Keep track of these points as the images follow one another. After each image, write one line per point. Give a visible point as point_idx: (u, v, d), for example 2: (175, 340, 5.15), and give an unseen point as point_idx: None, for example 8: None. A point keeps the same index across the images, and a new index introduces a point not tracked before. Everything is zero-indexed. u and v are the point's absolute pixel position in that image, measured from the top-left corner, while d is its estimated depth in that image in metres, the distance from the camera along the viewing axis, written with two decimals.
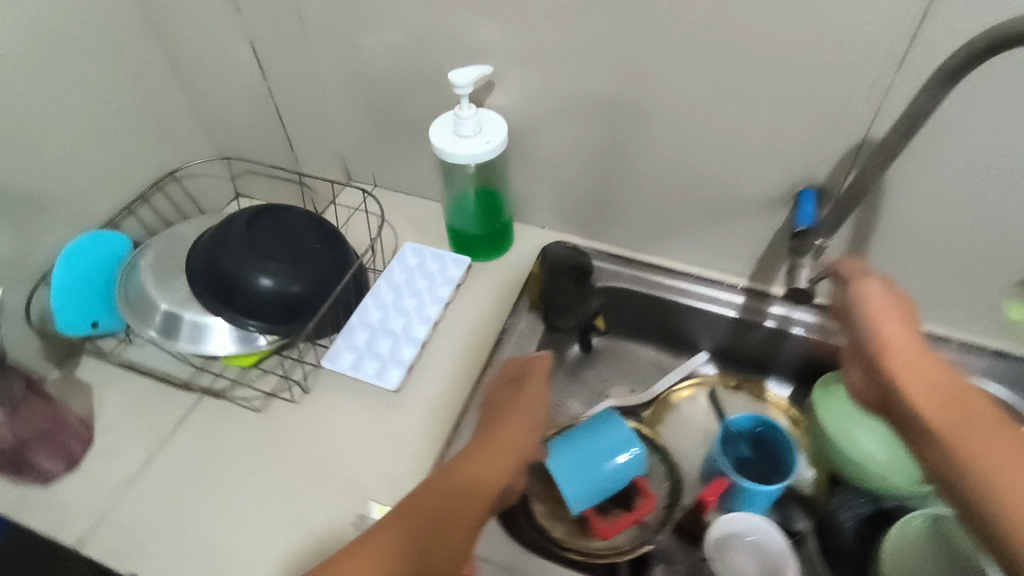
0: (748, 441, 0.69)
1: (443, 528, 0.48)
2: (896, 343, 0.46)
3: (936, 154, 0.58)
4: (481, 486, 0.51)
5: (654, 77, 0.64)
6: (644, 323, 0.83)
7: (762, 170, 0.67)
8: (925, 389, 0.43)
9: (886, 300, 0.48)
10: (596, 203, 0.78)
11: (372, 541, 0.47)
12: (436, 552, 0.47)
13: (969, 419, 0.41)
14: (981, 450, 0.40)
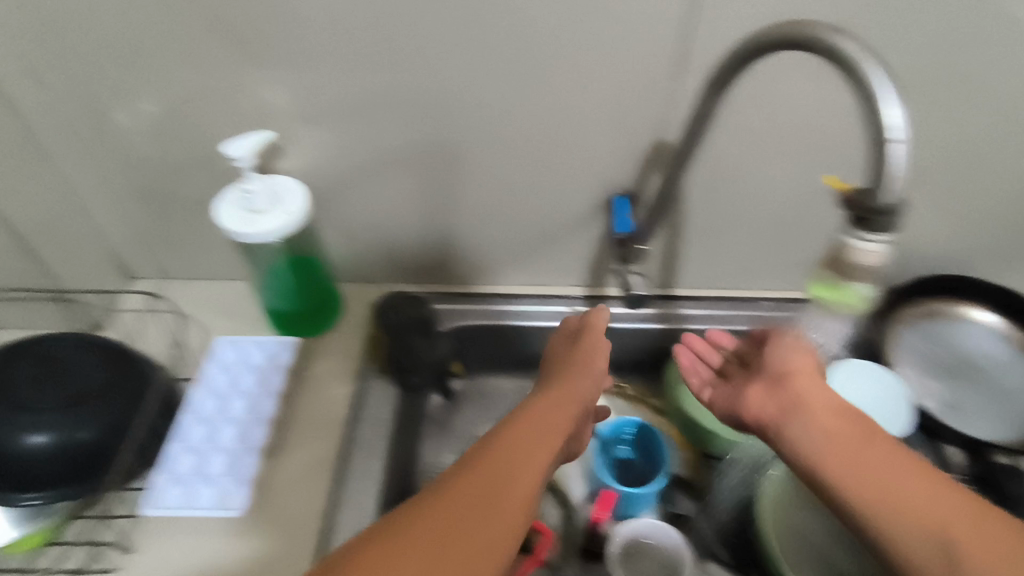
0: (621, 444, 0.71)
1: (517, 492, 0.43)
2: (812, 372, 0.54)
3: (720, 148, 0.63)
4: (543, 440, 0.48)
5: (454, 120, 0.63)
6: (499, 354, 0.81)
7: (575, 187, 0.69)
8: (828, 407, 0.50)
9: (802, 344, 0.57)
10: (425, 247, 0.75)
11: (440, 505, 0.41)
12: (507, 518, 0.42)
13: (868, 435, 0.48)
14: (866, 472, 0.45)
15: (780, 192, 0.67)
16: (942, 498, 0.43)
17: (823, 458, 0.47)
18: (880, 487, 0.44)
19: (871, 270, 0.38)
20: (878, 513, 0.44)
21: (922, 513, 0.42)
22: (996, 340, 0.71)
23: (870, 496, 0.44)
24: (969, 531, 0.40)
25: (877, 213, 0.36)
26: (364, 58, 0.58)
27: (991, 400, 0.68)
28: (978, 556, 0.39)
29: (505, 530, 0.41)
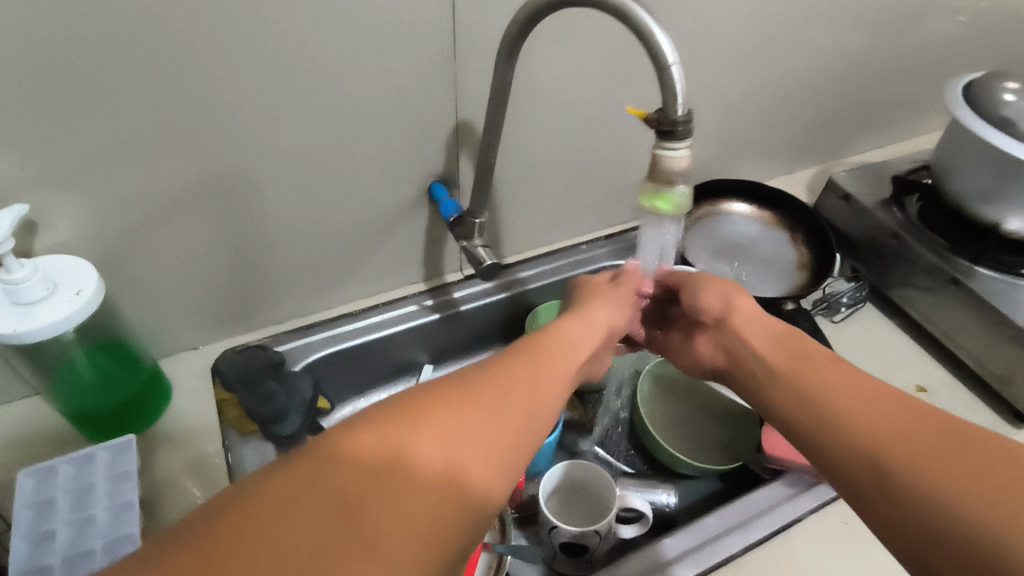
0: None
1: (480, 431, 0.37)
2: (738, 309, 0.62)
3: (510, 115, 0.70)
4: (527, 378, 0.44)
5: (248, 141, 0.59)
6: (362, 374, 0.78)
7: (392, 183, 0.69)
8: (761, 338, 0.58)
9: (720, 287, 0.65)
10: (249, 283, 0.70)
11: (447, 421, 0.36)
12: (485, 424, 0.38)
13: (804, 359, 0.53)
14: (847, 387, 0.49)
15: (567, 142, 0.76)
16: (919, 416, 0.44)
17: (795, 370, 0.53)
18: (867, 401, 0.47)
19: (682, 171, 0.45)
20: (857, 425, 0.46)
21: (874, 422, 0.45)
22: (751, 222, 0.89)
23: (861, 410, 0.46)
24: (949, 444, 0.42)
25: (676, 124, 0.44)
26: (127, 93, 0.52)
27: (763, 266, 0.85)
28: (936, 459, 0.41)
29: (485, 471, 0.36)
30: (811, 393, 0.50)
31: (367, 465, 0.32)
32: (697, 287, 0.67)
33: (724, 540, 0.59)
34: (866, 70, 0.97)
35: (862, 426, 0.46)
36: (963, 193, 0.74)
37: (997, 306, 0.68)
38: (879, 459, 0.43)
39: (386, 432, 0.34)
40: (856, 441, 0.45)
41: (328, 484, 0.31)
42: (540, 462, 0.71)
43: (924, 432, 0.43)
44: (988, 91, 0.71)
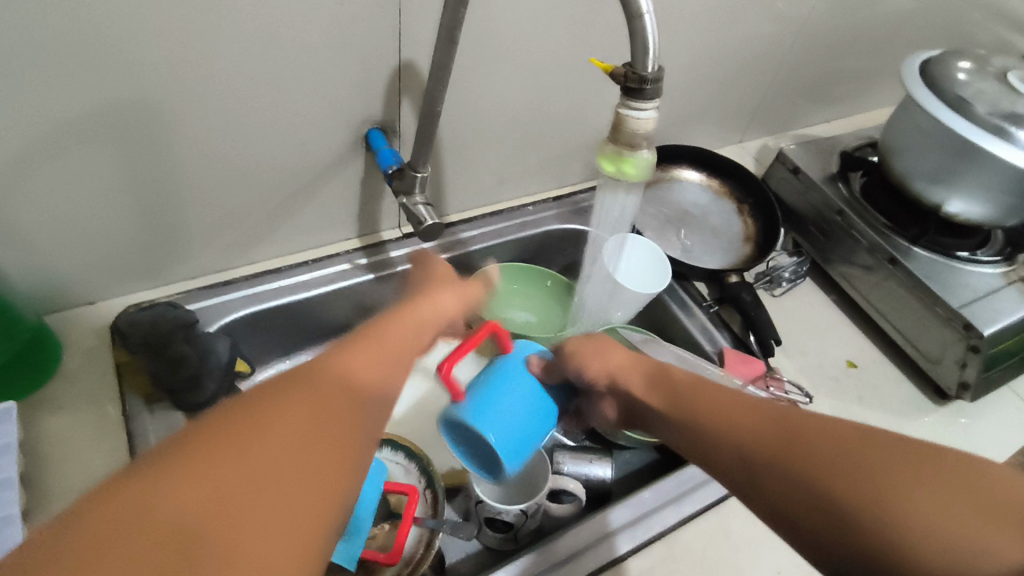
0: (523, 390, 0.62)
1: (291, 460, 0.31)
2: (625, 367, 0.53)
3: (458, 58, 0.63)
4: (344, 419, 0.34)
5: (156, 72, 0.51)
6: (286, 336, 0.72)
7: (325, 129, 0.62)
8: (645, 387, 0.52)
9: (589, 347, 0.54)
10: (157, 234, 0.62)
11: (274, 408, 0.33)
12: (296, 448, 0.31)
13: (676, 390, 0.49)
14: (726, 411, 0.44)
15: (517, 93, 0.71)
16: (792, 422, 0.41)
17: (676, 401, 0.48)
18: (744, 416, 0.43)
19: (647, 136, 0.42)
20: (744, 450, 0.42)
21: (751, 435, 0.42)
22: (700, 191, 0.88)
23: (741, 431, 0.43)
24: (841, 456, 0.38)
25: (645, 82, 0.39)
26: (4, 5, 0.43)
27: (709, 236, 0.84)
28: (837, 470, 0.37)
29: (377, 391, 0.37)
30: (700, 422, 0.45)
31: (229, 434, 0.30)
32: (573, 358, 0.52)
33: (658, 515, 0.59)
34: (823, 41, 0.95)
35: (742, 448, 0.42)
36: (907, 173, 0.75)
37: (933, 287, 0.70)
38: (768, 490, 0.40)
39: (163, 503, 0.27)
40: (745, 469, 0.41)
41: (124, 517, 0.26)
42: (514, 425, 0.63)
43: (793, 438, 0.40)
44: (944, 71, 0.71)
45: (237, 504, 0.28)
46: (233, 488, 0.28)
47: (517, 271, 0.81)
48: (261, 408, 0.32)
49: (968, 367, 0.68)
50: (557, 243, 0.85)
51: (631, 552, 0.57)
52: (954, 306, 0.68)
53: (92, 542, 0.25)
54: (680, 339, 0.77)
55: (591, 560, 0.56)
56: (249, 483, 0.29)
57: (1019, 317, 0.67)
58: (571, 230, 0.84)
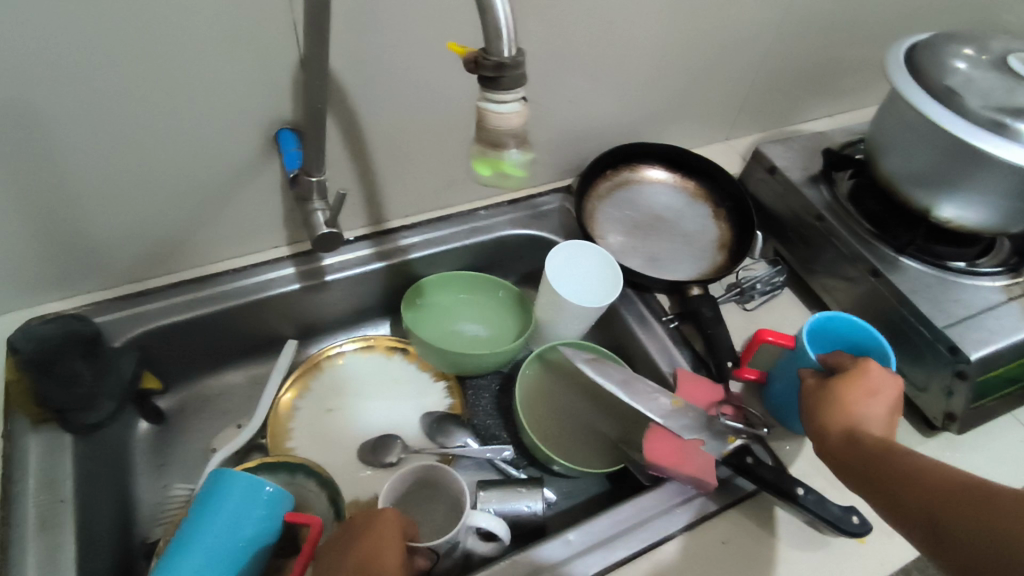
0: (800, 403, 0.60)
1: None
2: (845, 396, 0.52)
3: (372, 55, 0.58)
4: None
5: (18, 76, 0.47)
6: (207, 350, 0.68)
7: (229, 132, 0.58)
8: (842, 427, 0.50)
9: (857, 369, 0.53)
10: (55, 244, 0.59)
11: None
12: None
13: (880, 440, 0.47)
14: (926, 485, 0.42)
15: (449, 91, 0.65)
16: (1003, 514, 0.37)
17: (867, 462, 0.47)
18: (935, 492, 0.41)
19: (515, 132, 0.35)
20: (928, 508, 0.41)
21: (951, 501, 0.40)
22: (671, 193, 0.81)
23: (937, 505, 0.40)
24: (962, 514, 0.39)
25: (502, 69, 0.33)
26: None
27: (678, 242, 0.77)
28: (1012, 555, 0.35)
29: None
30: (892, 481, 0.44)
31: None
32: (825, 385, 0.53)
33: (584, 558, 0.53)
34: (816, 28, 0.85)
35: (935, 507, 0.40)
36: (893, 174, 0.65)
37: (917, 303, 0.61)
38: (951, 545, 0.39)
39: None
40: (929, 527, 0.40)
41: None
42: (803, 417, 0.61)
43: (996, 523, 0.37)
44: (937, 55, 0.62)
45: None
46: None
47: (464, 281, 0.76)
48: None
49: (956, 396, 0.59)
50: (510, 250, 0.79)
51: None
52: (939, 326, 0.59)
53: None
54: (637, 357, 0.70)
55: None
56: None
57: (1016, 340, 0.58)
58: (524, 236, 0.77)
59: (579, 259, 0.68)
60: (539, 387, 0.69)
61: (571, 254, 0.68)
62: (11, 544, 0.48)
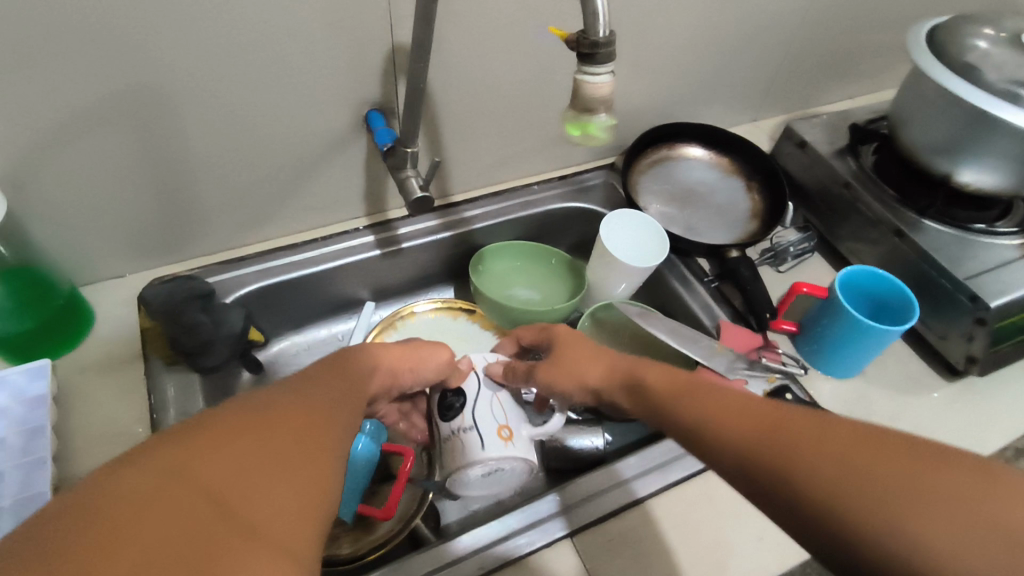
0: (833, 347, 0.68)
1: (278, 497, 0.32)
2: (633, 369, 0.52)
3: (452, 42, 0.66)
4: (298, 464, 0.35)
5: (167, 64, 0.56)
6: (297, 309, 0.77)
7: (326, 112, 0.66)
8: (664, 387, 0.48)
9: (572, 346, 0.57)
10: (176, 212, 0.68)
11: (277, 412, 0.37)
12: (297, 465, 0.35)
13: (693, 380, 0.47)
14: (731, 416, 0.42)
15: (514, 75, 0.73)
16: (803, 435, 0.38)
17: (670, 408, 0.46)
18: (733, 421, 0.41)
19: (604, 100, 0.43)
20: (729, 430, 0.41)
21: (746, 425, 0.40)
22: (707, 167, 0.88)
23: (733, 429, 0.41)
24: (767, 437, 0.39)
25: (598, 47, 0.41)
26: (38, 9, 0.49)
27: (714, 212, 0.84)
28: (826, 464, 0.36)
29: (321, 427, 0.38)
30: (698, 417, 0.43)
31: (191, 451, 0.32)
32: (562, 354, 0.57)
33: (645, 479, 0.61)
34: (841, 14, 0.92)
35: (736, 427, 0.41)
36: (915, 144, 0.72)
37: (939, 258, 0.68)
38: (780, 470, 0.37)
39: (199, 473, 0.31)
40: (737, 454, 0.40)
41: (150, 523, 0.28)
42: (835, 363, 0.69)
43: (796, 444, 0.37)
44: (956, 36, 0.68)
45: (166, 550, 0.27)
46: (154, 539, 0.27)
47: (521, 249, 0.84)
48: (232, 429, 0.34)
49: (975, 341, 0.66)
50: (561, 222, 0.87)
51: (613, 513, 0.59)
52: (960, 278, 0.66)
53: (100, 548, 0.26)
54: (681, 313, 0.77)
55: (511, 546, 0.56)
56: (198, 522, 0.29)
57: None
58: (574, 208, 0.85)
59: (628, 223, 0.76)
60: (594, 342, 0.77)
61: (621, 221, 0.76)
62: None
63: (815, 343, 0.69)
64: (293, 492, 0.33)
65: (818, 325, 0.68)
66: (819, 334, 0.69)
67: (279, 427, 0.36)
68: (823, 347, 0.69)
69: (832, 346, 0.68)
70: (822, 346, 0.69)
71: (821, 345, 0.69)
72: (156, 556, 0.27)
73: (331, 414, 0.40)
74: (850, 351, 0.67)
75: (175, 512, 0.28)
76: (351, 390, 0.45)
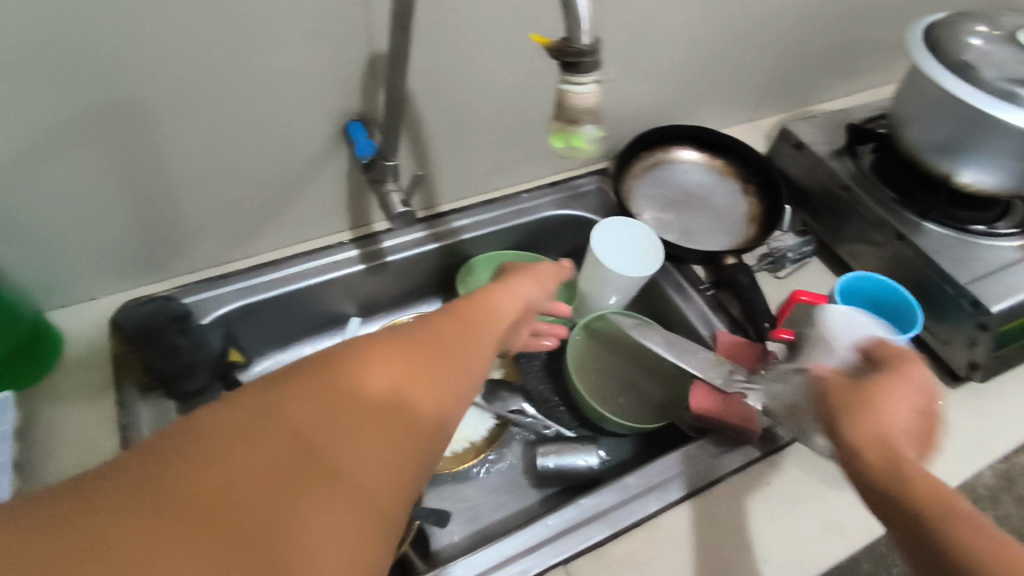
0: None
1: (370, 446, 0.33)
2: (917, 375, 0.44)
3: (435, 49, 0.63)
4: (399, 410, 0.35)
5: (131, 77, 0.53)
6: (280, 326, 0.74)
7: (305, 124, 0.64)
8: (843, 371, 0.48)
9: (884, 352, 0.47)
10: (149, 230, 0.65)
11: (393, 351, 0.38)
12: (393, 413, 0.35)
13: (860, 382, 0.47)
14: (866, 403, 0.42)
15: (499, 81, 0.70)
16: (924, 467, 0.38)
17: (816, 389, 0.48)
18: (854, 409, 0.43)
19: (590, 110, 0.41)
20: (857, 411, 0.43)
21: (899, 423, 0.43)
22: (702, 171, 0.85)
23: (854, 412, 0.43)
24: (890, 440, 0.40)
25: (582, 55, 0.39)
26: None
27: (711, 216, 0.82)
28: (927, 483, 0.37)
29: (429, 377, 0.38)
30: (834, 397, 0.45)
31: (299, 384, 0.33)
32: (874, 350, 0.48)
33: (641, 500, 0.58)
34: (838, 11, 0.90)
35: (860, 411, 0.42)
36: (915, 144, 0.70)
37: (941, 262, 0.66)
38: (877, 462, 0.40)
39: (286, 414, 0.32)
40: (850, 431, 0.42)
41: (239, 453, 0.29)
42: None
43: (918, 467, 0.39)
44: (955, 32, 0.66)
45: (242, 487, 0.28)
46: (238, 467, 0.29)
47: (514, 259, 0.81)
48: (344, 371, 0.35)
49: (979, 347, 0.64)
50: (552, 230, 0.84)
51: (611, 537, 0.55)
52: (962, 282, 0.64)
53: (192, 455, 0.29)
54: (677, 323, 0.75)
55: None
56: (280, 461, 0.30)
57: None
58: (565, 216, 0.83)
59: (621, 229, 0.73)
60: (587, 353, 0.74)
61: (613, 228, 0.73)
62: None
63: None
64: (385, 446, 0.34)
65: None
66: None
67: (395, 375, 0.36)
68: None
69: None
70: None
71: None
72: (244, 485, 0.28)
73: (444, 362, 0.40)
74: None
75: (266, 451, 0.30)
76: (476, 334, 0.44)
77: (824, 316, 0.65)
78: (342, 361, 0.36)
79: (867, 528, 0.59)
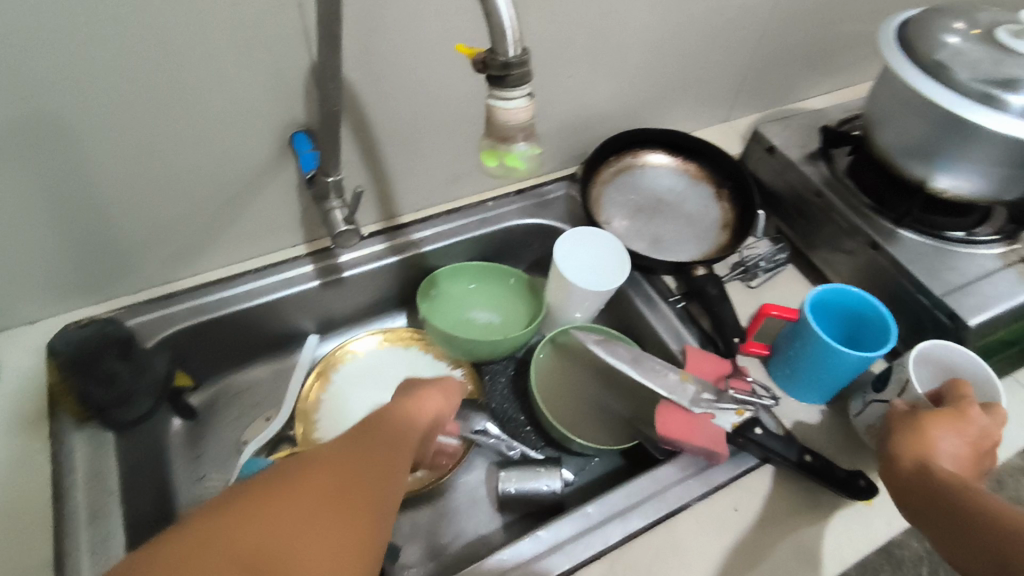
0: (806, 373, 0.62)
1: (318, 555, 0.29)
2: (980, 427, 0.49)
3: (381, 57, 0.60)
4: (343, 515, 0.31)
5: (48, 93, 0.50)
6: (232, 346, 0.71)
7: (245, 136, 0.60)
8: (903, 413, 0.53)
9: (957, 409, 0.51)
10: (84, 251, 0.62)
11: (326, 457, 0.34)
12: (342, 514, 0.31)
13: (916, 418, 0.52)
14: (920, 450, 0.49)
15: (452, 88, 0.66)
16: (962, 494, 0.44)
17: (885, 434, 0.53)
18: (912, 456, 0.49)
19: (522, 127, 0.38)
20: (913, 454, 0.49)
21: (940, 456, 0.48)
22: (673, 176, 0.82)
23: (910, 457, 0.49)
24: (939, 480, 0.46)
25: (509, 68, 0.35)
26: None
27: (682, 224, 0.79)
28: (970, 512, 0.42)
29: (369, 479, 0.34)
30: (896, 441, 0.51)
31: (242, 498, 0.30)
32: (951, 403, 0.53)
33: (601, 530, 0.55)
34: (812, 7, 0.86)
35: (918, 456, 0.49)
36: (889, 148, 0.67)
37: (916, 272, 0.63)
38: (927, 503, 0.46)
39: (222, 536, 0.28)
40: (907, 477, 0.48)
41: None
42: (806, 390, 0.64)
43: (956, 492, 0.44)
44: (930, 30, 0.63)
45: None
46: None
47: (477, 271, 0.78)
48: (287, 477, 0.32)
49: None
50: (518, 239, 0.81)
51: (567, 572, 0.52)
52: (938, 294, 0.61)
53: None
54: (645, 337, 0.72)
55: None
56: None
57: (1014, 304, 0.60)
58: (531, 225, 0.80)
59: (584, 241, 0.71)
60: (551, 370, 0.71)
61: (577, 239, 0.70)
62: (63, 532, 0.51)
63: (784, 367, 0.64)
64: (337, 567, 0.29)
65: (787, 349, 0.63)
66: (789, 358, 0.63)
67: (335, 477, 0.33)
68: (795, 372, 0.63)
69: (804, 371, 0.62)
70: (794, 372, 0.63)
71: (793, 370, 0.63)
72: None
73: (389, 467, 0.37)
74: (824, 377, 0.61)
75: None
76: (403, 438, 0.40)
77: (790, 332, 0.62)
78: (278, 472, 0.32)
79: (839, 555, 0.55)
